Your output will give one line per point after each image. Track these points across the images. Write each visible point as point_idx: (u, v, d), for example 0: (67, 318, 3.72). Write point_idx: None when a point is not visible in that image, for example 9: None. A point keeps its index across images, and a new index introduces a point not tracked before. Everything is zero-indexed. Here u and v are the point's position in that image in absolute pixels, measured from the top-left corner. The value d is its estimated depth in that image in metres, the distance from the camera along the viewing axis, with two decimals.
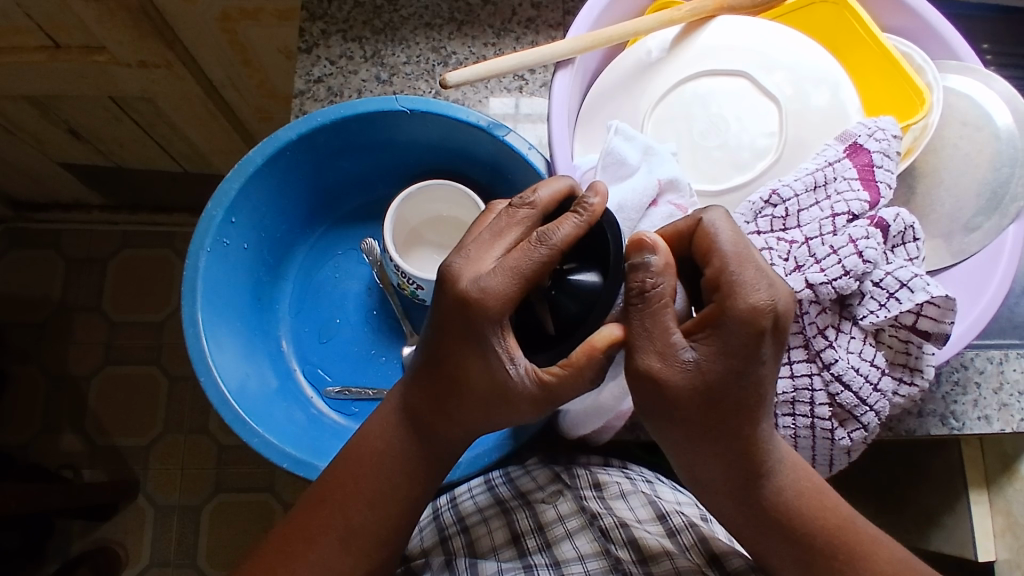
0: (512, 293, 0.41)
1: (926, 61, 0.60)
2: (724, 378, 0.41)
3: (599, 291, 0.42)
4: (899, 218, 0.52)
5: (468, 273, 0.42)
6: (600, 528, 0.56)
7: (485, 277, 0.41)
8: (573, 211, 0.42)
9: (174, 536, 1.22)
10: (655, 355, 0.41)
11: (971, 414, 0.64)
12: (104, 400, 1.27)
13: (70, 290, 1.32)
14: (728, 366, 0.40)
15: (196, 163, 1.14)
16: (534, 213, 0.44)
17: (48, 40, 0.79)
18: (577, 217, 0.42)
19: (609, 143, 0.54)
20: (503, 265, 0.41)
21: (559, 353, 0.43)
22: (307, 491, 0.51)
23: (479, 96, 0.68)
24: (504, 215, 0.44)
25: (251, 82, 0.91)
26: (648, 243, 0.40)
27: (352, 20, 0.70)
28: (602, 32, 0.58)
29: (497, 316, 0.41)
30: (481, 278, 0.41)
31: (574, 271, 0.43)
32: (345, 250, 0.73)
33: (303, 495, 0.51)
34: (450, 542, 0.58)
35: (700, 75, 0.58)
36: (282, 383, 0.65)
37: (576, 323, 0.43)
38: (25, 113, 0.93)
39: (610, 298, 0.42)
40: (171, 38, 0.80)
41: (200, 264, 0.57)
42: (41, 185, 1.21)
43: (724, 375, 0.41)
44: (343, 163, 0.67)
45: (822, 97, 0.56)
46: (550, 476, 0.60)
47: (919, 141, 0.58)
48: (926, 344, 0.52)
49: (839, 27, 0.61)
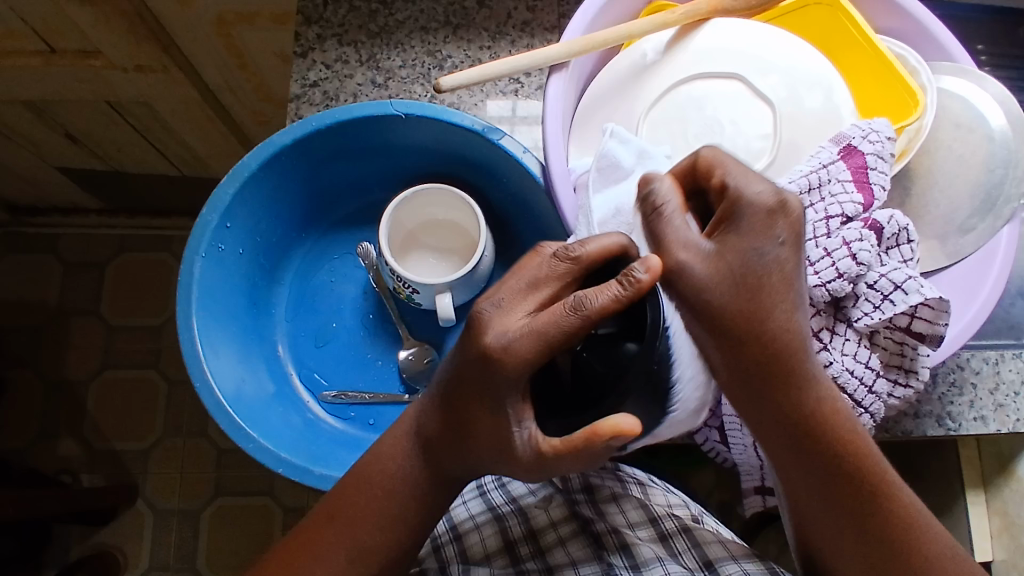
0: (532, 356, 0.40)
1: (920, 62, 0.60)
2: (741, 256, 0.42)
3: (632, 360, 0.39)
4: (892, 220, 0.52)
5: (496, 326, 0.41)
6: (593, 534, 0.56)
7: (509, 340, 0.40)
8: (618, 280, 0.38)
9: (173, 540, 1.22)
10: (676, 253, 0.42)
11: (967, 415, 0.64)
12: (103, 404, 1.27)
13: (68, 295, 1.32)
14: (746, 251, 0.42)
15: (193, 167, 1.14)
16: (577, 267, 0.42)
17: (43, 44, 0.79)
18: (619, 289, 0.38)
19: (604, 147, 0.55)
20: (530, 328, 0.40)
21: (570, 426, 0.42)
22: (319, 506, 0.51)
23: (475, 100, 0.68)
24: (546, 265, 0.42)
25: (247, 86, 0.91)
26: (653, 174, 0.44)
27: (347, 24, 0.70)
28: (596, 36, 0.58)
29: (513, 377, 0.40)
30: (506, 335, 0.40)
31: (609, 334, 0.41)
32: (341, 254, 0.73)
33: (314, 510, 0.51)
34: (443, 550, 0.58)
35: (694, 78, 0.58)
36: (279, 388, 0.66)
37: (600, 389, 0.40)
38: (21, 117, 0.94)
39: (643, 367, 0.38)
40: (166, 42, 0.80)
41: (195, 271, 0.58)
42: (38, 190, 1.21)
43: (744, 261, 0.42)
44: (339, 167, 0.67)
45: (815, 100, 0.56)
46: (540, 482, 0.60)
47: (913, 143, 0.58)
48: (920, 345, 0.51)
49: (833, 29, 0.61)
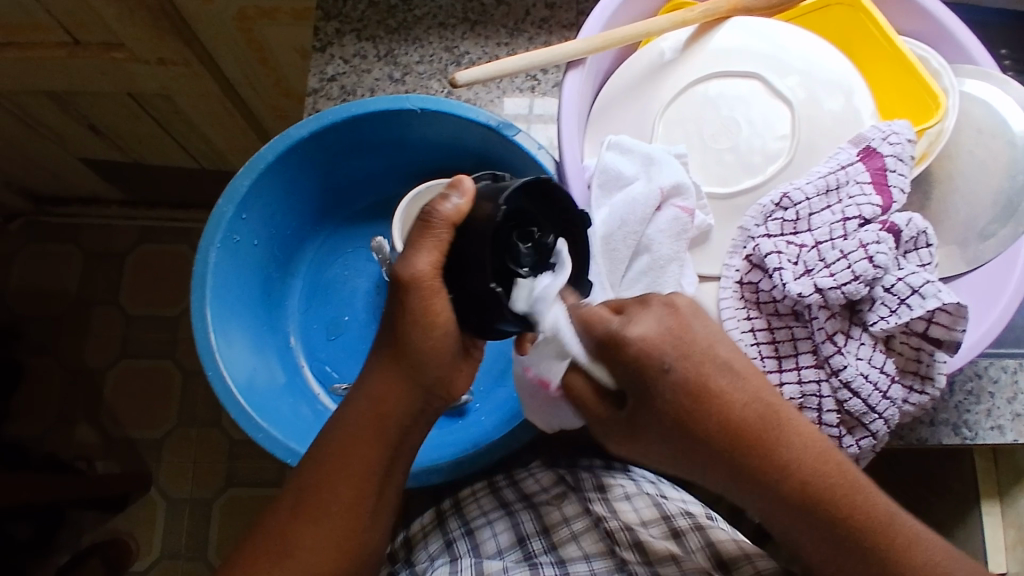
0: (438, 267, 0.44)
1: (943, 65, 0.59)
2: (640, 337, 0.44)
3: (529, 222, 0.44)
4: (911, 223, 0.51)
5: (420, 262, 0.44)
6: (606, 530, 0.56)
7: (411, 257, 0.44)
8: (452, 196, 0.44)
9: (185, 528, 1.23)
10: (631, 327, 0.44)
11: (984, 424, 0.63)
12: (119, 393, 1.29)
13: (88, 285, 1.34)
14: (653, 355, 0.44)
15: (212, 160, 1.15)
16: (441, 220, 0.43)
17: (68, 36, 0.80)
18: (457, 200, 0.43)
19: (604, 159, 0.55)
20: (425, 246, 0.43)
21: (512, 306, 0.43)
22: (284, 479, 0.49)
23: (491, 96, 0.68)
24: (420, 233, 0.44)
25: (268, 81, 0.92)
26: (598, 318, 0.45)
27: (366, 20, 0.70)
28: (613, 34, 0.58)
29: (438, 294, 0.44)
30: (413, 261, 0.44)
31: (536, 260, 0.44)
32: (355, 247, 0.73)
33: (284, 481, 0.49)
34: (454, 545, 0.58)
35: (711, 76, 0.58)
36: (290, 379, 0.66)
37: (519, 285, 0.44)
38: (44, 108, 0.95)
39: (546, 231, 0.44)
40: (188, 35, 0.80)
41: (209, 259, 0.58)
42: (61, 180, 1.23)
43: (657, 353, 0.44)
44: (354, 161, 0.67)
45: (835, 101, 0.56)
46: (554, 479, 0.60)
47: (934, 146, 0.58)
48: (937, 352, 0.51)
49: (854, 28, 0.60)
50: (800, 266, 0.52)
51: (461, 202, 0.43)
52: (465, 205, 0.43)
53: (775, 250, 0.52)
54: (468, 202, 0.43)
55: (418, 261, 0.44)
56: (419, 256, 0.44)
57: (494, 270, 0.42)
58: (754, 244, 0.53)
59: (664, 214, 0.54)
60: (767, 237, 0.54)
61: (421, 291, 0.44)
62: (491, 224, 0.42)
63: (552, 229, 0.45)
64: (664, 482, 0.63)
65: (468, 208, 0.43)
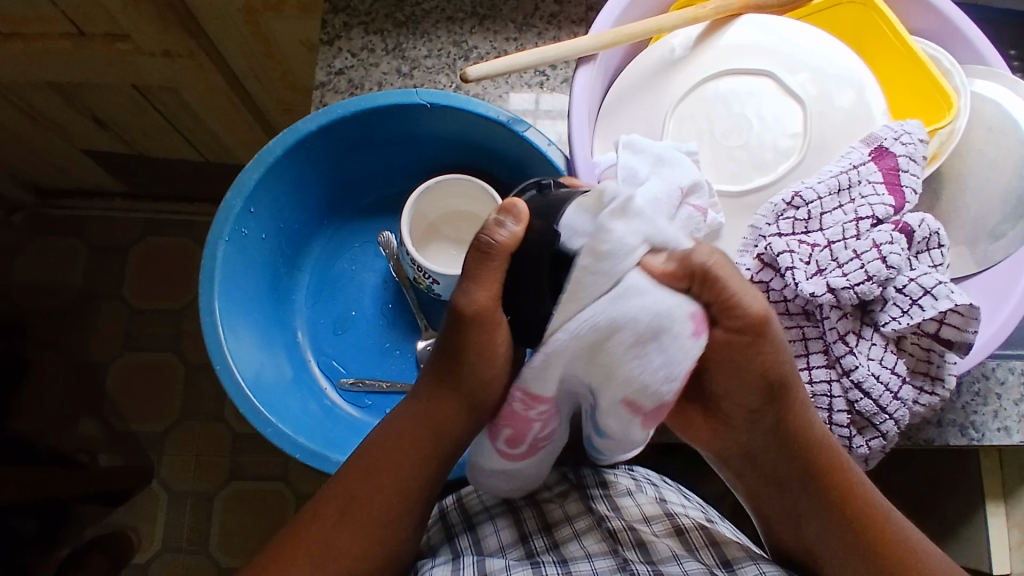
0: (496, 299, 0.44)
1: (954, 64, 0.59)
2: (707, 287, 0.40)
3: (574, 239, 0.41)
4: (924, 223, 0.51)
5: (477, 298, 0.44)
6: (608, 530, 0.55)
7: (469, 289, 0.44)
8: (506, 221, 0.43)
9: (187, 521, 1.23)
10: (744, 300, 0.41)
11: (991, 425, 0.63)
12: (121, 386, 1.29)
13: (91, 277, 1.33)
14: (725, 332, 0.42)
15: (217, 153, 1.15)
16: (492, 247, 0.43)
17: (73, 28, 0.80)
18: (512, 225, 0.43)
19: (619, 156, 0.54)
20: (480, 276, 0.44)
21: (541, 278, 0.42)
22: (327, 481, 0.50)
23: (499, 92, 0.68)
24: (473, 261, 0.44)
25: (274, 74, 0.91)
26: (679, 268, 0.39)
27: (374, 13, 0.70)
28: (624, 30, 0.58)
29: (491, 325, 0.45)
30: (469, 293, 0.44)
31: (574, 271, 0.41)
32: (362, 243, 0.73)
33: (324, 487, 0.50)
34: (457, 541, 0.58)
35: (722, 73, 0.58)
36: (298, 374, 0.66)
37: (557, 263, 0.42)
38: (49, 99, 0.95)
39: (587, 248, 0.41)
40: (194, 28, 0.80)
41: (218, 254, 0.58)
42: (64, 173, 1.23)
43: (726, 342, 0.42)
44: (363, 155, 0.67)
45: (847, 98, 0.56)
46: (557, 477, 0.60)
47: (945, 146, 0.57)
48: (948, 353, 0.51)
49: (864, 26, 0.60)
50: (811, 266, 0.52)
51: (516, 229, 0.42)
52: (513, 234, 0.42)
53: (788, 250, 0.51)
54: (524, 227, 0.43)
55: (476, 297, 0.44)
56: (475, 291, 0.44)
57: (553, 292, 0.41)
58: (766, 243, 0.52)
59: (680, 213, 0.52)
60: (778, 236, 0.53)
61: (486, 325, 0.45)
62: (545, 249, 0.40)
63: None
64: (664, 479, 0.63)
65: (519, 236, 0.42)
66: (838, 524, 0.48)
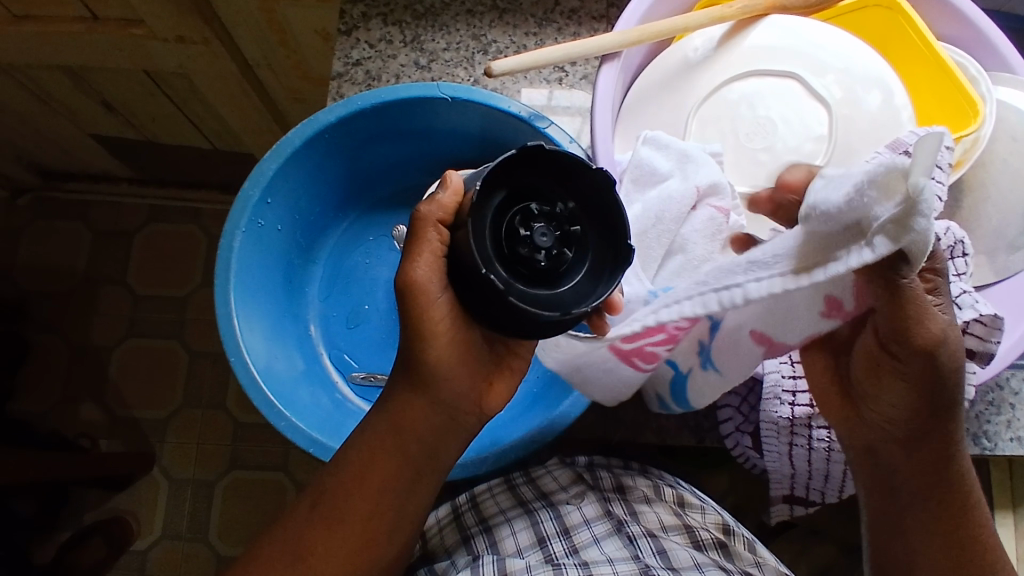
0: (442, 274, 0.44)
1: (980, 72, 0.59)
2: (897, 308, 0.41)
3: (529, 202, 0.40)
4: (949, 232, 0.51)
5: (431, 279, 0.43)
6: (627, 535, 0.55)
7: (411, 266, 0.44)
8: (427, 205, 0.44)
9: (187, 509, 1.23)
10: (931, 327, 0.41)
11: (1004, 435, 0.62)
12: (124, 372, 1.29)
13: (95, 261, 1.33)
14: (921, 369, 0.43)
15: (226, 141, 1.14)
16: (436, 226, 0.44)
17: (87, 11, 0.79)
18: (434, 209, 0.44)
19: (640, 154, 0.54)
20: (427, 257, 0.43)
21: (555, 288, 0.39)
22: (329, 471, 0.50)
23: (517, 87, 0.67)
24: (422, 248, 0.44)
25: (287, 63, 0.91)
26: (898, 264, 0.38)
27: (393, 4, 0.69)
28: (648, 27, 0.57)
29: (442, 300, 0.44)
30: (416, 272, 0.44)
31: (560, 242, 0.40)
32: (377, 236, 0.72)
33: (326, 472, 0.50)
34: (473, 542, 0.58)
35: (746, 75, 0.57)
36: (309, 367, 0.65)
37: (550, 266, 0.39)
38: (59, 82, 0.94)
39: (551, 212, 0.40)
40: (209, 15, 0.79)
41: (234, 244, 0.57)
42: (71, 156, 1.22)
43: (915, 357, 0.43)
44: (379, 149, 0.66)
45: (873, 100, 0.55)
46: (573, 477, 0.60)
47: (970, 154, 0.57)
48: (968, 362, 0.50)
49: (891, 31, 0.59)
50: None
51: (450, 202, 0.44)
52: (449, 201, 0.43)
53: None
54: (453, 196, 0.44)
55: (414, 268, 0.44)
56: (415, 263, 0.44)
57: (502, 259, 0.39)
58: None
59: (699, 213, 0.52)
60: None
61: (415, 297, 0.44)
62: (488, 222, 0.39)
63: (580, 207, 0.41)
64: (680, 482, 0.63)
65: (453, 206, 0.44)
66: (944, 538, 0.49)
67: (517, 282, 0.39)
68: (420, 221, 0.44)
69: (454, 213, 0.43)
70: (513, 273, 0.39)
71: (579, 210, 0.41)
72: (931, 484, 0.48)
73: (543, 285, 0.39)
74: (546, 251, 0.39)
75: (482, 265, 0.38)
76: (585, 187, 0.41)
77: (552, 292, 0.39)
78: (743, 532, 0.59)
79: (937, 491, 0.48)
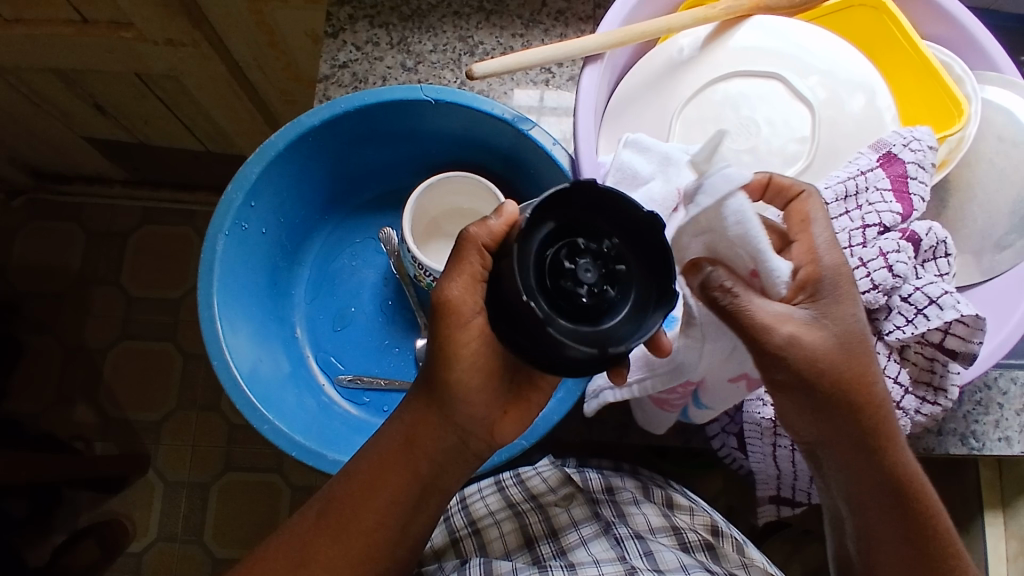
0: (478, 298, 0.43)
1: (966, 71, 0.58)
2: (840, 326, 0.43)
3: (574, 235, 0.39)
4: (931, 232, 0.51)
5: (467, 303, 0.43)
6: (615, 537, 0.55)
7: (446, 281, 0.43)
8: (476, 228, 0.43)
9: (182, 510, 1.23)
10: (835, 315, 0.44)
11: (992, 435, 0.62)
12: (118, 374, 1.29)
13: (89, 264, 1.33)
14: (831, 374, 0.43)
15: (219, 143, 1.14)
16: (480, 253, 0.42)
17: (76, 14, 0.79)
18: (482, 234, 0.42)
19: (621, 157, 0.54)
20: (464, 278, 0.43)
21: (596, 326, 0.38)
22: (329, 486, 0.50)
23: (504, 89, 0.67)
24: (462, 271, 0.43)
25: (277, 65, 0.91)
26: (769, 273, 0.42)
27: (380, 6, 0.69)
28: (633, 28, 0.57)
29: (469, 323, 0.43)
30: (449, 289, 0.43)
31: (606, 279, 0.38)
32: (363, 239, 0.73)
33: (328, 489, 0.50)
34: (461, 544, 0.58)
35: (731, 75, 0.57)
36: (295, 369, 0.65)
37: (594, 303, 0.38)
38: (51, 85, 0.94)
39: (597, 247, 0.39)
40: (198, 17, 0.79)
41: (218, 247, 0.57)
42: (64, 159, 1.22)
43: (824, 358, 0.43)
44: (366, 151, 0.67)
45: (858, 103, 0.55)
46: (561, 479, 0.59)
47: (954, 154, 0.57)
48: (951, 363, 0.50)
49: (876, 30, 0.59)
50: None
51: (497, 228, 0.42)
52: (499, 228, 0.42)
53: None
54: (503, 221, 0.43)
55: (450, 288, 0.43)
56: (453, 282, 0.43)
57: (545, 293, 0.37)
58: None
59: (682, 217, 0.53)
60: None
61: (452, 318, 0.43)
62: (531, 251, 0.38)
63: (626, 242, 0.39)
64: (671, 484, 0.63)
65: (502, 232, 0.42)
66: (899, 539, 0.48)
67: (558, 315, 0.37)
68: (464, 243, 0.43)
69: (501, 240, 0.42)
70: (555, 306, 0.37)
71: (624, 245, 0.39)
72: (892, 512, 0.47)
73: (584, 322, 0.38)
74: (590, 287, 0.38)
75: (523, 294, 0.37)
76: (630, 222, 0.39)
77: (592, 331, 0.38)
78: (735, 534, 0.60)
79: (886, 497, 0.47)
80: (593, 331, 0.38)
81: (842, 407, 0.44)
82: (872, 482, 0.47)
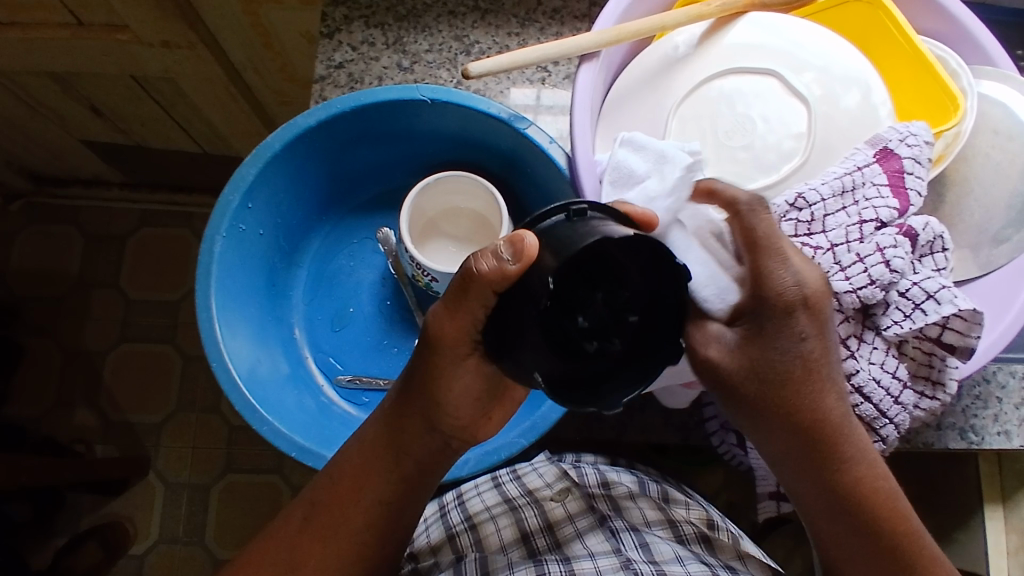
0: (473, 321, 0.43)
1: (961, 66, 0.58)
2: (766, 352, 0.46)
3: (597, 285, 0.39)
4: (928, 227, 0.51)
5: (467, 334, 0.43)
6: (611, 529, 0.54)
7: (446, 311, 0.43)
8: (489, 263, 0.39)
9: (184, 512, 1.23)
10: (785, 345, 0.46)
11: (991, 429, 0.62)
12: (118, 377, 1.29)
13: (88, 267, 1.33)
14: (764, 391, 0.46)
15: (216, 145, 1.14)
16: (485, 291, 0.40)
17: (71, 17, 0.79)
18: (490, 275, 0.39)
19: (618, 156, 0.54)
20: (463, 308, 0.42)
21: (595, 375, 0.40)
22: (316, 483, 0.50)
23: (500, 87, 0.67)
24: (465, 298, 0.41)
25: (274, 66, 0.91)
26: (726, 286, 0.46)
27: (375, 6, 0.69)
28: (628, 26, 0.57)
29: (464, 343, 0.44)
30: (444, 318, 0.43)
31: (616, 331, 0.39)
32: (361, 240, 0.73)
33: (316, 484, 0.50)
34: (458, 539, 0.58)
35: (726, 72, 0.57)
36: (293, 370, 0.66)
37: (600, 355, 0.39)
38: (47, 89, 0.94)
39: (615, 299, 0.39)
40: (194, 19, 0.79)
41: (214, 250, 0.57)
42: (61, 162, 1.22)
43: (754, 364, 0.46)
44: (362, 151, 0.67)
45: (853, 99, 0.55)
46: (557, 474, 0.60)
47: (951, 148, 0.57)
48: (949, 357, 0.51)
49: (872, 26, 0.59)
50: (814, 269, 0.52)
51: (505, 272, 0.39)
52: (512, 273, 0.38)
53: None
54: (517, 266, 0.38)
55: (449, 316, 0.43)
56: (452, 313, 0.42)
57: (554, 343, 0.39)
58: None
59: None
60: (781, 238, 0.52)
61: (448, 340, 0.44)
62: (548, 304, 0.38)
63: (643, 290, 0.40)
64: (668, 481, 0.63)
65: (516, 276, 0.39)
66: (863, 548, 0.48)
67: (565, 367, 0.39)
68: (474, 277, 0.40)
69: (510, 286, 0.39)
70: (562, 362, 0.39)
71: (641, 293, 0.40)
72: (850, 523, 0.48)
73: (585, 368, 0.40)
74: (597, 339, 0.39)
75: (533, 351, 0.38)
76: (659, 274, 0.39)
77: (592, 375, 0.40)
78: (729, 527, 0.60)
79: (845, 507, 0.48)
80: (594, 379, 0.40)
81: (779, 413, 0.46)
82: (827, 489, 0.48)
